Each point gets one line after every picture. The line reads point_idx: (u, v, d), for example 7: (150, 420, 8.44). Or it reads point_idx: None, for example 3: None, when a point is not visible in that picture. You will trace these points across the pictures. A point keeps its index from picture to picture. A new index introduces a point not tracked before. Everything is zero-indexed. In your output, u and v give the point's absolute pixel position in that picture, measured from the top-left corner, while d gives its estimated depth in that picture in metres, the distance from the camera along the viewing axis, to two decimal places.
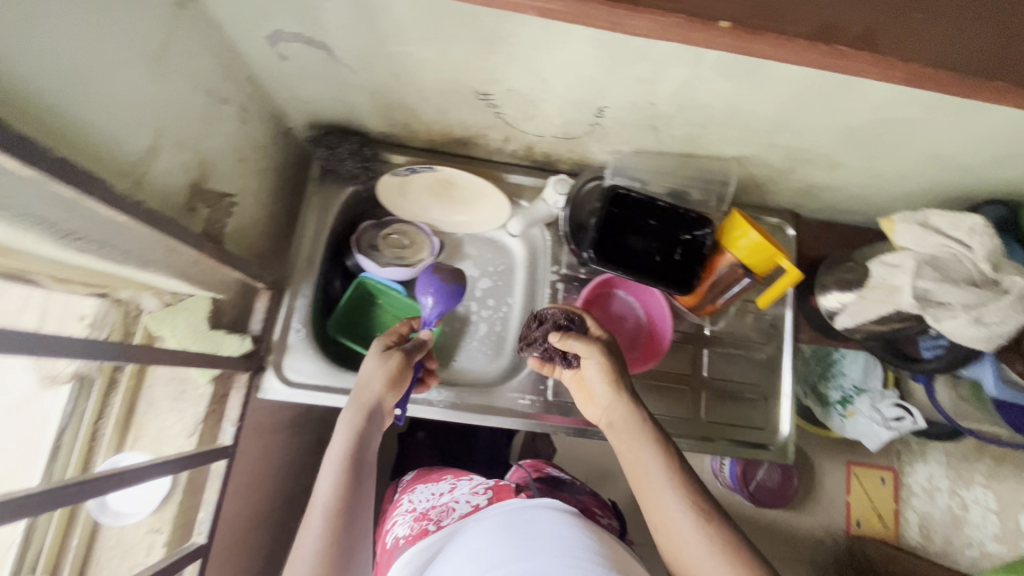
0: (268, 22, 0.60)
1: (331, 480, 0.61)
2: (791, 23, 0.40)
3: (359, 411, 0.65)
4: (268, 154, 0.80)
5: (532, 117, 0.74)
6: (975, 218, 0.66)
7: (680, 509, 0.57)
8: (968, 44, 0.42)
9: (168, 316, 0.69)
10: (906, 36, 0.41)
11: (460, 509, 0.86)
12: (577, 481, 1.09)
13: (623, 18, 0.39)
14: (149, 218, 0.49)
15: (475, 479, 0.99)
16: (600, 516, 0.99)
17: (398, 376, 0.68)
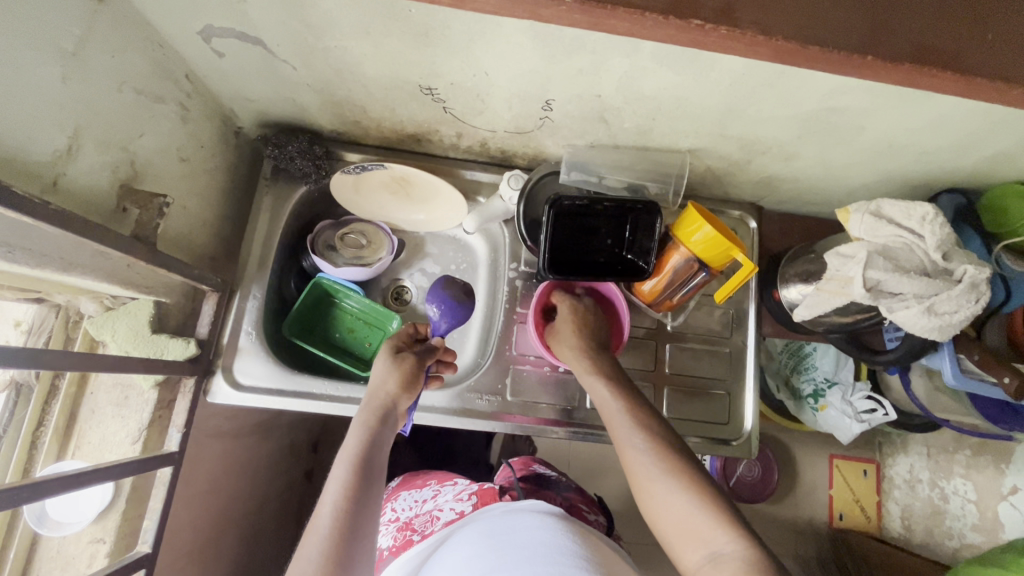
0: (197, 17, 0.59)
1: (339, 481, 0.61)
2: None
3: (373, 412, 0.67)
4: (216, 154, 0.78)
5: (480, 111, 0.73)
6: (927, 207, 0.65)
7: (656, 473, 0.61)
8: (820, 17, 0.39)
9: (108, 320, 0.68)
10: (759, 9, 0.39)
11: (445, 517, 0.89)
12: (564, 477, 1.08)
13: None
14: (62, 219, 0.47)
15: (460, 483, 0.98)
16: (586, 514, 0.98)
17: (410, 376, 0.70)
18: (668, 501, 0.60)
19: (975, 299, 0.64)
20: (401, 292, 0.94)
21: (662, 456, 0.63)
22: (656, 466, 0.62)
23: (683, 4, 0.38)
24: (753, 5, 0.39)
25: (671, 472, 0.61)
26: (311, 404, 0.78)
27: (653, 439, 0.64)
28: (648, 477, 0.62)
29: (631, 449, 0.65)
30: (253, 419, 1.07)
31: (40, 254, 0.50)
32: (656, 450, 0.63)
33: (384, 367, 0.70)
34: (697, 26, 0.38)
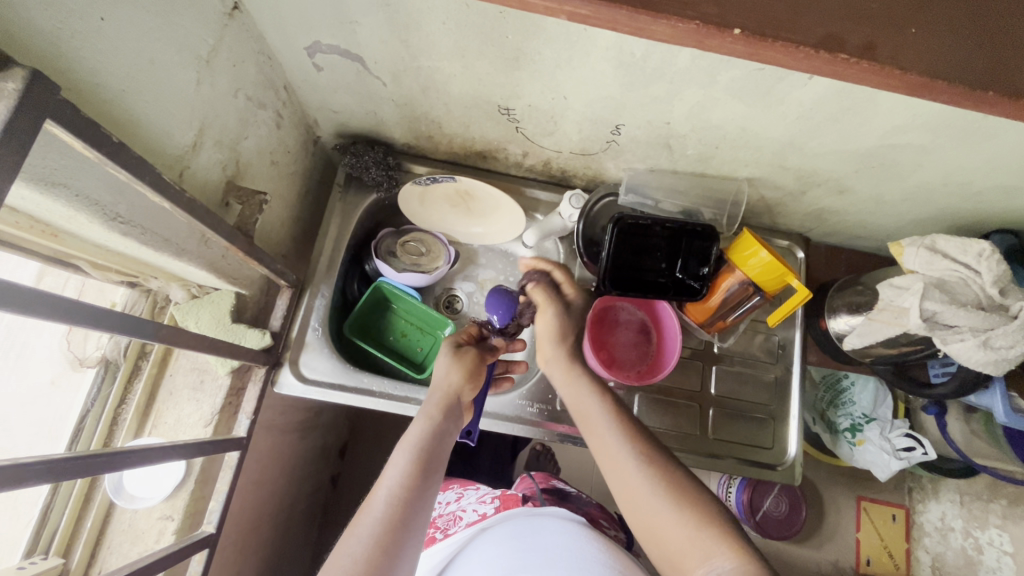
0: (309, 34, 0.64)
1: (399, 468, 0.62)
2: (797, 27, 0.35)
3: (439, 405, 0.68)
4: (298, 159, 0.84)
5: (551, 132, 0.78)
6: (983, 244, 0.67)
7: (655, 492, 0.60)
8: (953, 52, 0.35)
9: (194, 308, 0.73)
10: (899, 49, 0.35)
11: (468, 517, 0.90)
12: (583, 492, 1.10)
13: (647, 25, 0.35)
14: (191, 208, 0.52)
15: (483, 488, 0.99)
16: (606, 528, 0.99)
17: (475, 371, 0.73)
18: (666, 522, 0.58)
19: None
20: (453, 300, 0.97)
21: (660, 475, 0.61)
22: (653, 485, 0.60)
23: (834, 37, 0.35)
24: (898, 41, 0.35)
25: (671, 490, 0.60)
26: (370, 401, 0.81)
27: (648, 456, 0.63)
28: (645, 494, 0.60)
29: (625, 468, 0.63)
30: (296, 417, 1.10)
31: (162, 239, 0.55)
32: (650, 464, 0.62)
33: (452, 362, 0.72)
34: (844, 60, 0.34)
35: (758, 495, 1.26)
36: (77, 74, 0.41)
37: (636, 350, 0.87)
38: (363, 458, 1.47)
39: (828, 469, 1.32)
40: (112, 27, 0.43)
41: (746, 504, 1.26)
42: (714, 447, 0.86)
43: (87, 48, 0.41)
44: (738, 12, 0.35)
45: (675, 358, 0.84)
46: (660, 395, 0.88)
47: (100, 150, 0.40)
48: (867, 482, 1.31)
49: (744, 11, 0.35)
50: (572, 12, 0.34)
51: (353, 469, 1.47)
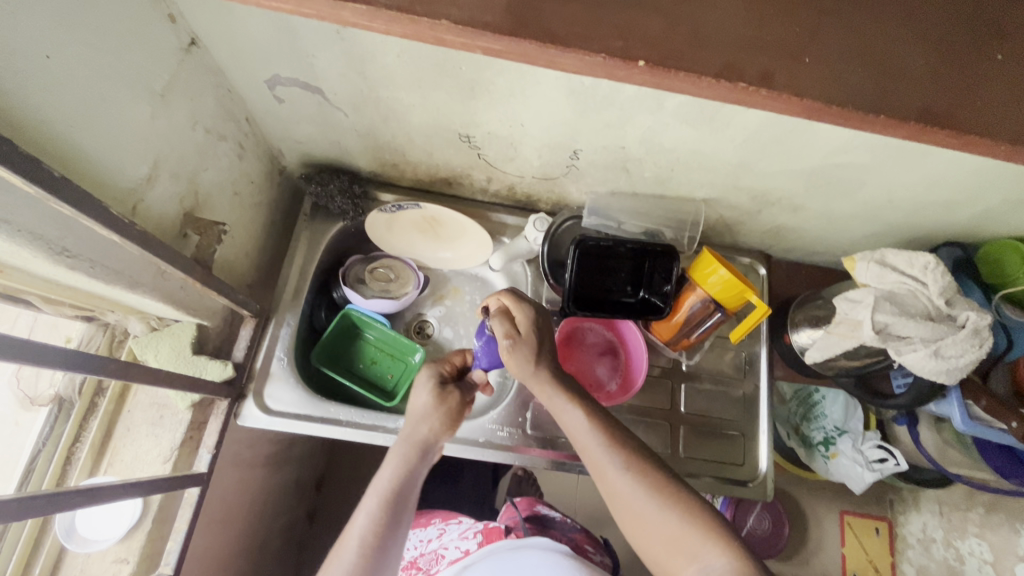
0: (268, 68, 0.66)
1: (369, 516, 0.62)
2: (703, 58, 0.36)
3: (413, 448, 0.67)
4: (263, 189, 0.85)
5: (512, 158, 0.79)
6: (928, 256, 0.70)
7: (642, 493, 0.60)
8: (850, 79, 0.37)
9: (153, 341, 0.71)
10: (806, 76, 0.37)
11: (451, 556, 0.91)
12: (566, 517, 1.07)
13: (558, 57, 0.36)
14: (142, 240, 0.52)
15: (465, 521, 0.97)
16: (591, 554, 0.99)
17: (453, 415, 0.70)
18: (650, 518, 0.59)
19: (978, 344, 0.67)
20: (423, 325, 0.97)
21: (643, 479, 0.61)
22: (636, 487, 0.61)
23: (737, 63, 0.36)
24: (795, 68, 0.37)
25: (655, 492, 0.60)
26: (338, 430, 0.79)
27: (628, 457, 0.63)
28: (631, 496, 0.61)
29: (606, 470, 0.63)
30: (266, 451, 1.08)
31: (115, 271, 0.55)
32: (632, 467, 0.62)
33: (428, 402, 0.69)
34: (744, 89, 0.36)
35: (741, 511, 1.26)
36: (21, 113, 0.42)
37: (596, 363, 0.88)
38: (340, 490, 1.44)
39: (808, 484, 1.33)
40: (56, 66, 0.44)
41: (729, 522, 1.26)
42: (686, 465, 0.86)
43: (31, 88, 0.42)
44: (645, 43, 0.36)
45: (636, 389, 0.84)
46: (632, 415, 0.88)
47: (38, 185, 0.40)
48: (847, 495, 1.32)
49: (650, 40, 0.36)
50: (490, 48, 0.36)
51: (329, 502, 1.43)
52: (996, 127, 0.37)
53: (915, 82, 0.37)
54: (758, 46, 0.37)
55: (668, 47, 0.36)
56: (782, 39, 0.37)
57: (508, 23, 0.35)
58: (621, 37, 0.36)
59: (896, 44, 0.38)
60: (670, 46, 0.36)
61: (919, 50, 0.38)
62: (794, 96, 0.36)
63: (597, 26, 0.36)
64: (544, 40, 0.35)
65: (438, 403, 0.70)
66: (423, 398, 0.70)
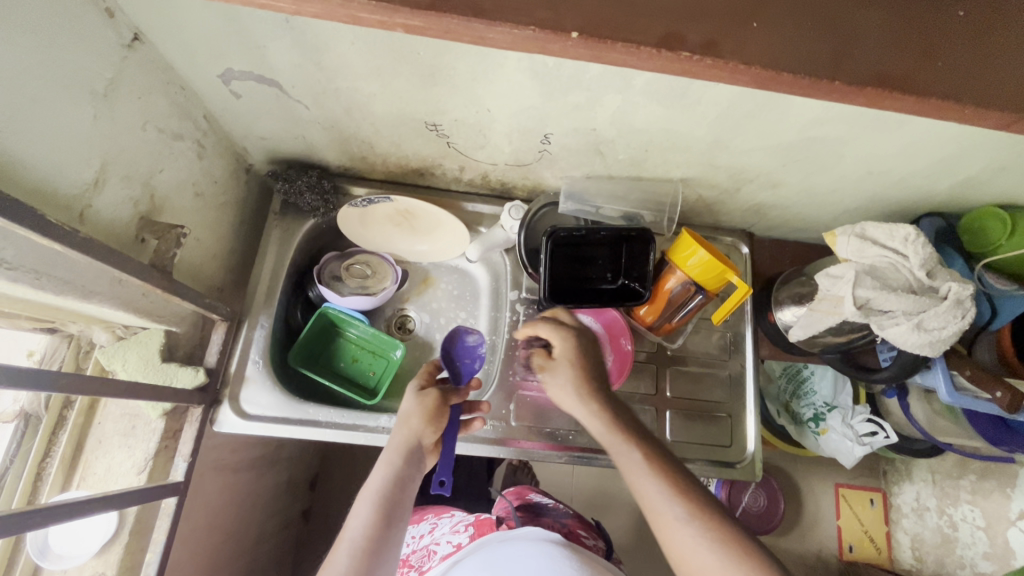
0: (219, 62, 0.63)
1: (363, 520, 0.61)
2: (642, 27, 0.34)
3: (402, 449, 0.66)
4: (229, 189, 0.82)
5: (482, 145, 0.77)
6: (909, 228, 0.69)
7: (703, 541, 0.57)
8: (801, 46, 0.35)
9: (120, 350, 0.69)
10: (755, 44, 0.35)
11: (442, 551, 0.89)
12: (560, 503, 1.07)
13: (489, 32, 0.34)
14: (88, 246, 0.50)
15: (457, 515, 0.97)
16: (585, 538, 0.97)
17: (437, 410, 0.70)
18: (710, 569, 0.56)
19: (961, 315, 0.66)
20: (405, 321, 0.95)
21: (704, 525, 0.58)
22: (699, 534, 0.58)
23: (673, 32, 0.34)
24: (743, 34, 0.35)
25: (717, 540, 0.57)
26: (318, 432, 0.78)
27: (693, 507, 0.59)
28: (691, 544, 0.58)
29: (665, 518, 0.60)
30: (252, 454, 1.06)
31: (64, 281, 0.53)
32: (694, 513, 0.59)
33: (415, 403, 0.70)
34: (686, 59, 0.34)
35: (736, 491, 1.27)
36: None
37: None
38: (335, 490, 1.43)
39: (801, 460, 1.33)
40: None
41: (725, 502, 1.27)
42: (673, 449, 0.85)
43: None
44: (579, 14, 0.34)
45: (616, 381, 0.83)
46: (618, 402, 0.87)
47: None
48: (840, 469, 1.32)
49: (590, 12, 0.34)
50: (406, 26, 0.34)
51: (324, 502, 1.42)
52: (971, 89, 0.35)
53: (868, 45, 0.36)
54: (704, 15, 0.35)
55: (606, 20, 0.34)
56: (728, 6, 0.35)
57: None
58: (550, 9, 0.34)
59: (855, 9, 0.36)
60: (607, 19, 0.34)
61: (880, 14, 0.36)
62: (737, 65, 0.34)
63: (521, 2, 0.34)
64: (466, 15, 0.33)
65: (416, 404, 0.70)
66: (410, 406, 0.71)
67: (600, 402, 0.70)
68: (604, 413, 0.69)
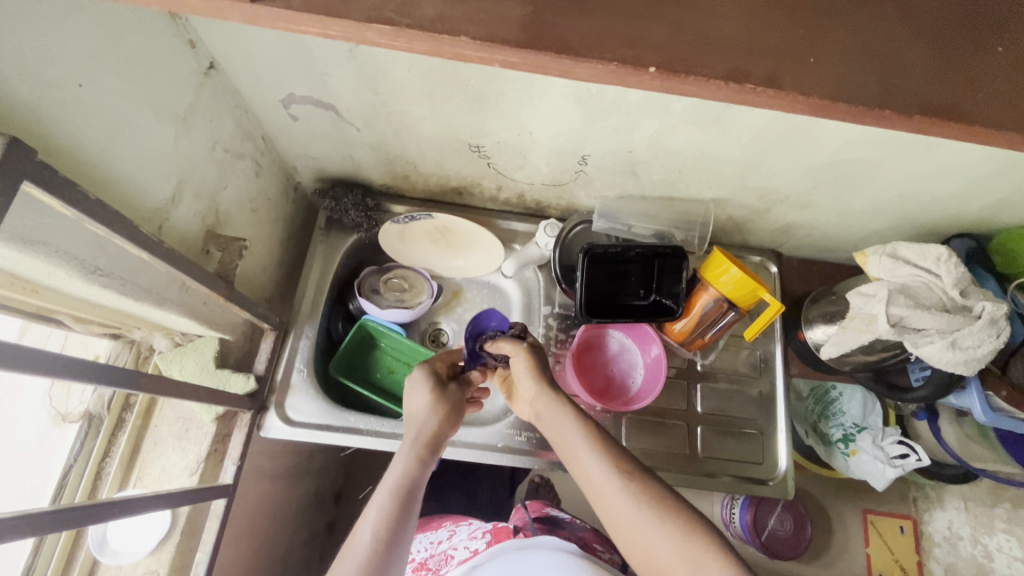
0: (283, 87, 0.68)
1: (380, 510, 0.62)
2: (706, 62, 0.37)
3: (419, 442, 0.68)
4: (279, 205, 0.87)
5: (521, 166, 0.81)
6: (941, 248, 0.70)
7: (638, 511, 0.58)
8: (846, 75, 0.38)
9: (178, 356, 0.73)
10: (806, 76, 0.38)
11: (460, 556, 0.90)
12: (577, 517, 1.07)
13: (567, 67, 0.37)
14: (168, 256, 0.54)
15: (475, 522, 0.98)
16: (601, 552, 0.97)
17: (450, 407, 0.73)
18: (651, 539, 0.57)
19: (997, 334, 0.67)
20: (438, 334, 0.98)
21: (647, 495, 0.59)
22: (638, 505, 0.59)
23: (733, 65, 0.37)
24: (793, 67, 0.38)
25: (650, 508, 0.58)
26: (358, 440, 0.80)
27: (625, 477, 0.61)
28: (627, 514, 0.59)
29: (606, 490, 0.61)
30: (286, 463, 1.09)
31: (143, 289, 0.57)
32: (626, 482, 0.61)
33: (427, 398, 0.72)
34: (749, 89, 0.37)
35: (761, 513, 1.26)
36: (58, 140, 0.44)
37: (598, 374, 0.89)
38: (360, 503, 1.44)
39: (829, 483, 1.32)
40: (89, 96, 0.46)
41: (750, 525, 1.26)
42: (704, 465, 0.86)
43: (68, 117, 0.44)
44: (649, 50, 0.37)
45: (652, 397, 0.83)
46: (649, 417, 0.88)
47: (74, 206, 0.42)
48: (869, 494, 1.30)
49: (655, 48, 0.37)
50: (503, 61, 0.37)
51: (348, 514, 1.44)
52: (1008, 118, 0.38)
53: (910, 76, 0.38)
54: (760, 50, 0.38)
55: (673, 54, 0.37)
56: (780, 42, 0.38)
57: (516, 35, 0.36)
58: (628, 45, 0.37)
59: (897, 41, 0.39)
60: (673, 52, 0.37)
61: (919, 46, 0.39)
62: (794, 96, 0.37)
63: (601, 36, 0.37)
64: (557, 51, 0.36)
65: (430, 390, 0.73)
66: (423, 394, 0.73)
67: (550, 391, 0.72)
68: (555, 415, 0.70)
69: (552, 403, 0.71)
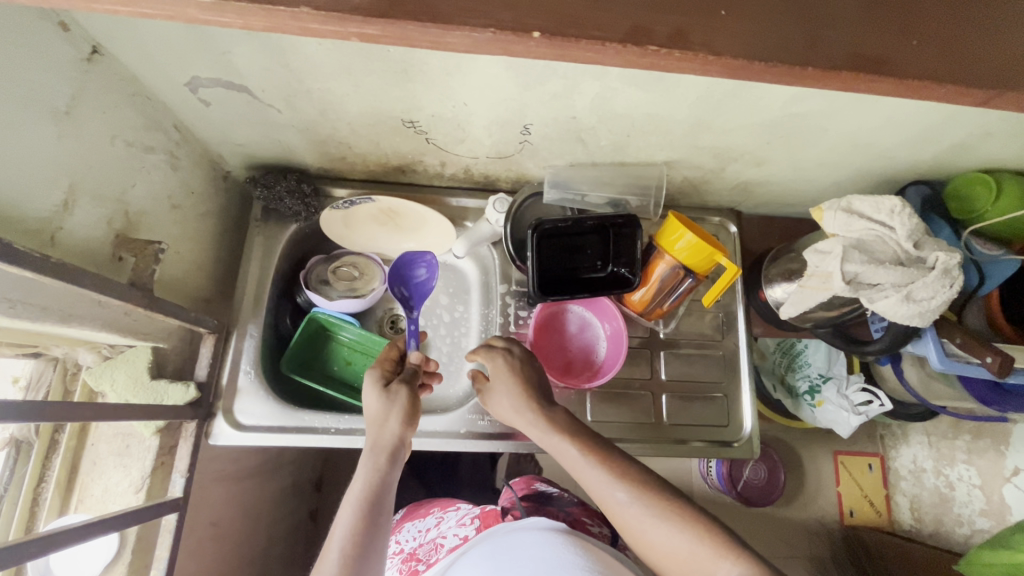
0: (185, 69, 0.61)
1: (346, 529, 0.59)
2: (603, 25, 0.35)
3: (381, 455, 0.66)
4: (208, 199, 0.80)
5: (462, 139, 0.76)
6: (895, 200, 0.68)
7: (652, 521, 0.59)
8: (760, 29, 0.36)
9: (107, 369, 0.69)
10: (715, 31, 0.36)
11: (448, 544, 0.88)
12: (565, 492, 1.07)
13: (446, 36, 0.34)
14: (56, 272, 0.49)
15: (462, 508, 0.98)
16: (591, 525, 0.96)
17: (409, 407, 0.70)
18: (665, 546, 0.58)
19: (949, 284, 0.66)
20: (396, 320, 0.96)
21: (654, 501, 0.60)
22: (649, 514, 0.59)
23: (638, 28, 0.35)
24: (704, 24, 0.36)
25: (665, 514, 0.59)
26: (313, 438, 0.78)
27: (639, 487, 0.61)
28: (636, 519, 0.60)
29: (616, 502, 0.61)
30: (255, 462, 1.07)
31: (37, 306, 0.52)
32: (639, 489, 0.61)
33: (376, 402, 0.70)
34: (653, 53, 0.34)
35: (736, 466, 1.29)
36: None
37: (556, 354, 0.86)
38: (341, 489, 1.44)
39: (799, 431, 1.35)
40: None
41: (726, 476, 1.30)
42: (671, 433, 0.86)
43: None
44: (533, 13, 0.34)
45: (620, 364, 0.82)
46: (614, 389, 0.87)
47: None
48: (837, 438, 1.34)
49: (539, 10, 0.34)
50: (367, 33, 0.35)
51: (331, 501, 1.43)
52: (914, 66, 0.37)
53: (834, 32, 0.36)
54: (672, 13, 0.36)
55: (569, 23, 0.35)
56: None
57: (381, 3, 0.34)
58: (510, 9, 0.34)
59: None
60: (568, 23, 0.34)
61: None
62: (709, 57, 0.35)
63: (478, 2, 0.35)
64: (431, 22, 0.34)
65: (394, 405, 0.69)
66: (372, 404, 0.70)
67: (537, 406, 0.71)
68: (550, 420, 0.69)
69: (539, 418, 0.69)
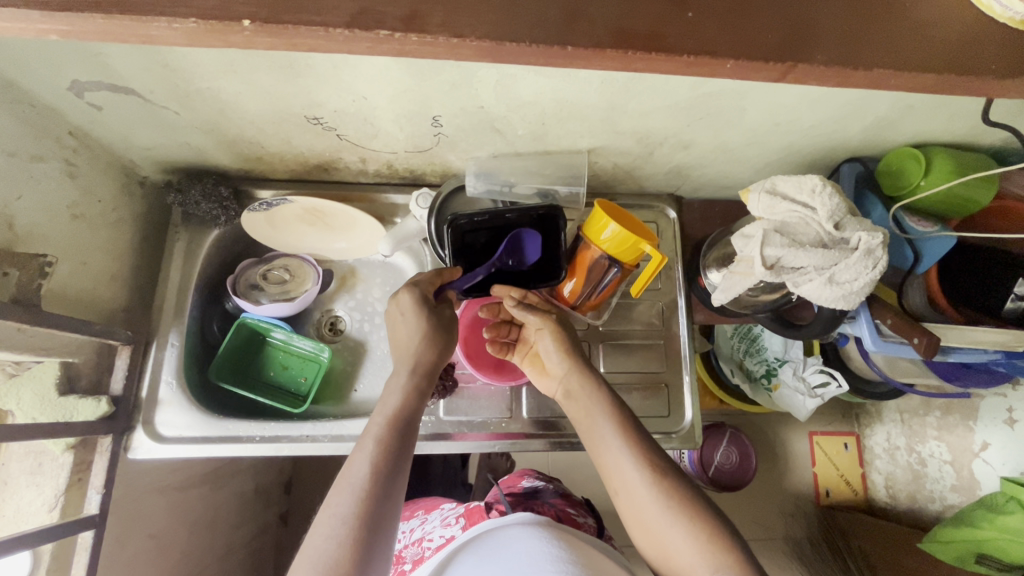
0: (62, 74, 0.59)
1: (377, 439, 0.58)
2: (326, 11, 0.38)
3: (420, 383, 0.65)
4: (121, 206, 0.78)
5: (375, 134, 0.73)
6: (816, 178, 0.66)
7: (668, 519, 0.59)
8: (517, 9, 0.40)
9: (13, 387, 0.66)
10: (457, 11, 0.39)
11: (434, 545, 0.86)
12: (551, 484, 1.06)
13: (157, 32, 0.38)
14: None
15: (445, 508, 0.96)
16: (576, 516, 0.94)
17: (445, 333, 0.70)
18: (670, 537, 0.58)
19: (872, 265, 0.64)
20: (335, 322, 0.92)
21: (667, 486, 0.60)
22: (659, 501, 0.60)
23: (365, 14, 0.38)
24: (445, 10, 0.39)
25: (674, 505, 0.59)
26: (237, 447, 0.77)
27: (657, 465, 0.62)
28: (648, 501, 0.60)
29: (629, 480, 0.62)
30: (206, 470, 1.05)
31: None
32: (657, 467, 0.62)
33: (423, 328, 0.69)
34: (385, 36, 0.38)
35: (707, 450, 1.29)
36: None
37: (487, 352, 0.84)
38: (311, 491, 1.43)
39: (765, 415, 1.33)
40: None
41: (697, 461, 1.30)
42: None
43: None
44: (244, 6, 0.38)
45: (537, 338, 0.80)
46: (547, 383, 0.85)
47: None
48: None
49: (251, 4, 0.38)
50: (58, 30, 0.38)
51: (301, 503, 1.42)
52: (679, 43, 0.41)
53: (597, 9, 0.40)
54: None
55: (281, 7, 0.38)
56: None
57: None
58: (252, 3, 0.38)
59: None
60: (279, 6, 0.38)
61: None
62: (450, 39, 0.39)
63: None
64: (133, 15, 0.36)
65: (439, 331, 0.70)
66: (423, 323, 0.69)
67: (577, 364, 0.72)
68: (585, 379, 0.71)
69: (588, 387, 0.70)
